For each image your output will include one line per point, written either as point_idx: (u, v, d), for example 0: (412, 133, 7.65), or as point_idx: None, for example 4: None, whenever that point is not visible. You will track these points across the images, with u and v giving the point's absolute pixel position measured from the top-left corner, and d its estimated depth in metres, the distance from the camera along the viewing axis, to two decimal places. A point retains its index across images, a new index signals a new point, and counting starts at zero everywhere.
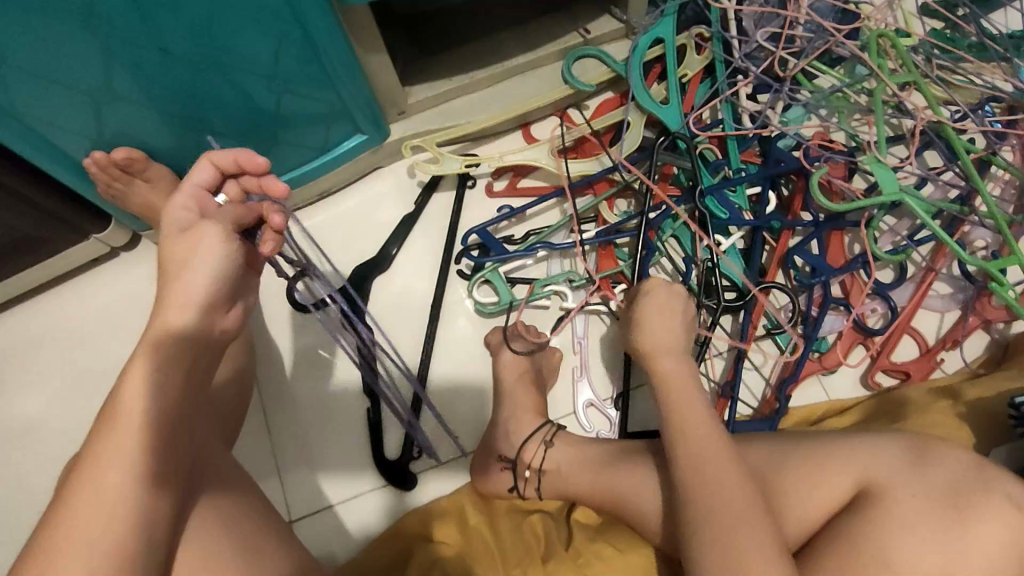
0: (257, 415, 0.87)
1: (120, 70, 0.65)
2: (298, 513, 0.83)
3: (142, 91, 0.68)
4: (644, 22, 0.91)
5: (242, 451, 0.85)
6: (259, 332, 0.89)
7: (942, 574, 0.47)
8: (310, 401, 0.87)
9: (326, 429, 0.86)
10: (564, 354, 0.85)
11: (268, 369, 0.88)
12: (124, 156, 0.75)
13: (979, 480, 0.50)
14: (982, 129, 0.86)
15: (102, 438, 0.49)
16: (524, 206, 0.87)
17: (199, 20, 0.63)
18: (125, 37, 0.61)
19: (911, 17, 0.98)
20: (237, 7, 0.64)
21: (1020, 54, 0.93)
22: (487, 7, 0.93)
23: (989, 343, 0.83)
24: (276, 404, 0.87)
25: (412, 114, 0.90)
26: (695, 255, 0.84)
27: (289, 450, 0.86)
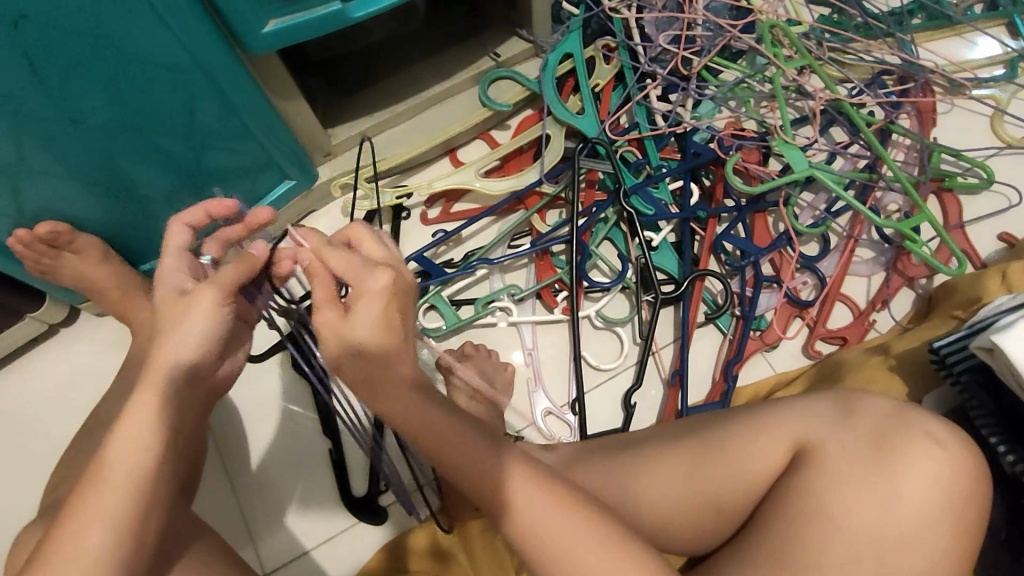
0: (217, 472, 0.86)
1: (34, 146, 0.65)
2: (272, 565, 0.82)
3: (60, 164, 0.69)
4: (551, 40, 0.95)
5: (206, 511, 0.84)
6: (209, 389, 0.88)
7: (880, 516, 0.49)
8: (272, 450, 0.87)
9: (291, 477, 0.86)
10: (517, 367, 0.86)
11: (225, 425, 0.88)
12: (48, 230, 0.74)
13: (903, 422, 0.52)
14: (877, 101, 0.91)
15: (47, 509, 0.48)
16: (458, 228, 0.89)
17: (106, 87, 0.64)
18: (32, 111, 0.62)
19: (799, 6, 1.04)
20: (142, 69, 0.65)
21: (902, 29, 1.00)
22: (398, 43, 0.96)
23: (916, 299, 0.87)
24: (236, 459, 0.86)
25: (339, 155, 0.92)
26: (629, 254, 0.86)
27: (257, 503, 0.85)
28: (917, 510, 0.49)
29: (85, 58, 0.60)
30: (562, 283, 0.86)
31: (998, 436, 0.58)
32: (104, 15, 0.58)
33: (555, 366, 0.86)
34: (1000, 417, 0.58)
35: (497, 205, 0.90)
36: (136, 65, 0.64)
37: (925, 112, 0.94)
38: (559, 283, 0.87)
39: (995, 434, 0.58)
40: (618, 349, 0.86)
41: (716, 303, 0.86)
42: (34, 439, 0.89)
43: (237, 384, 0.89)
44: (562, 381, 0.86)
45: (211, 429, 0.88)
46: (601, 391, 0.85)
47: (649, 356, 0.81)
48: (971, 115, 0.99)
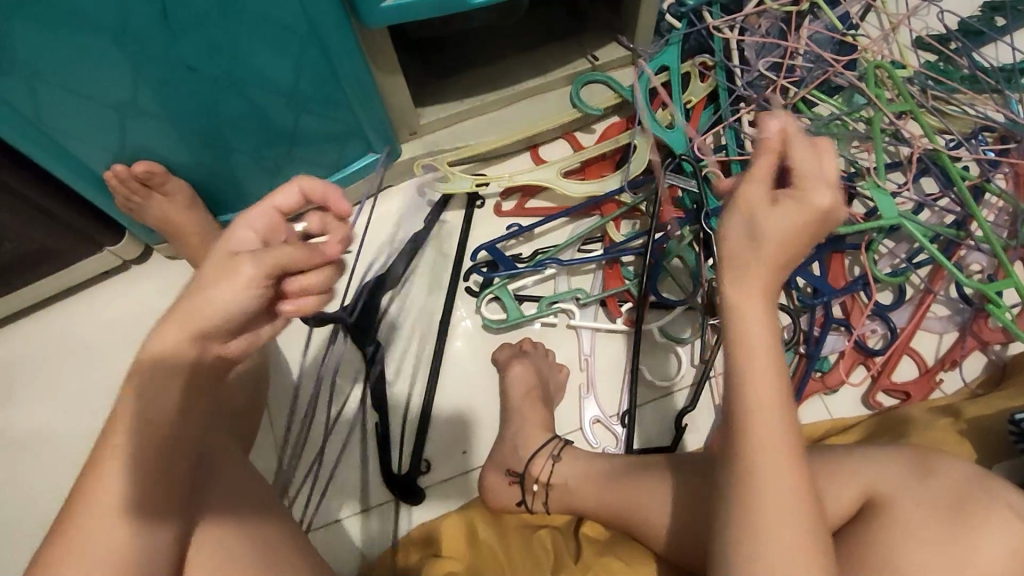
0: (270, 424, 0.88)
1: (145, 86, 0.67)
2: (311, 524, 0.84)
3: (165, 108, 0.70)
4: (650, 50, 0.94)
5: (258, 460, 0.86)
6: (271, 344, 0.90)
7: None
8: (322, 413, 0.88)
9: (336, 440, 0.87)
10: (571, 370, 0.86)
11: (283, 382, 0.89)
12: (144, 169, 0.77)
13: (981, 490, 0.51)
14: (976, 157, 0.89)
15: (131, 442, 0.50)
16: (532, 224, 0.90)
17: (224, 39, 0.65)
18: (151, 54, 0.63)
19: (905, 50, 1.01)
20: (259, 28, 0.66)
21: (1012, 86, 0.97)
22: (498, 33, 0.96)
23: (988, 363, 0.85)
24: (288, 417, 0.88)
25: (424, 136, 0.93)
26: (701, 273, 0.86)
27: (299, 461, 0.86)
28: None
29: (210, 9, 0.62)
30: (629, 294, 0.86)
31: None
32: None
33: (609, 376, 0.86)
34: None
35: (574, 207, 0.90)
36: (255, 23, 0.66)
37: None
38: (625, 294, 0.87)
39: None
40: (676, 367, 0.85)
41: (782, 339, 0.83)
42: (94, 369, 0.91)
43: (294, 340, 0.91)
44: (614, 392, 0.85)
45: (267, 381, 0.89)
46: (653, 407, 0.84)
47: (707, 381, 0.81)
48: None
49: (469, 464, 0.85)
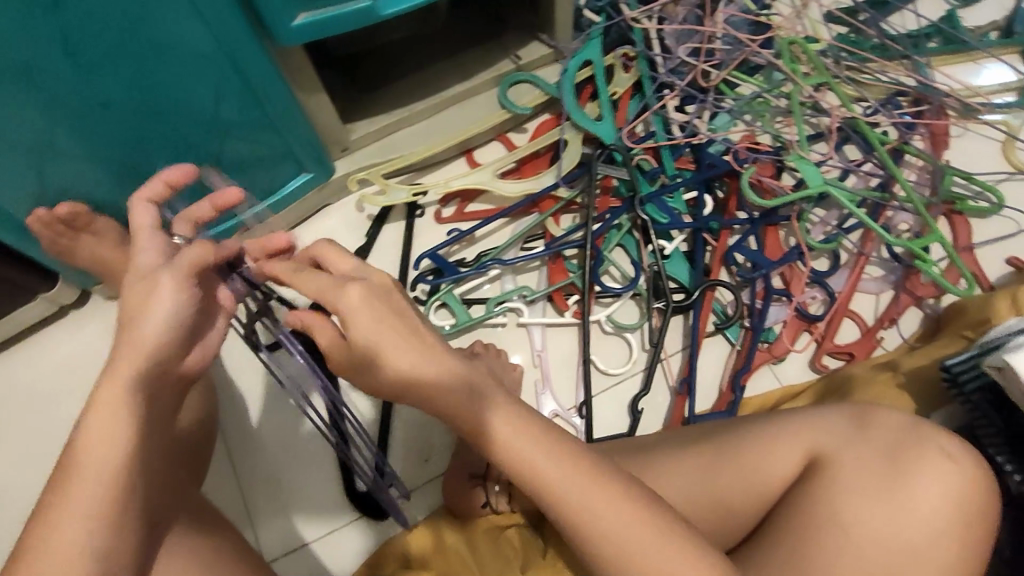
0: (224, 456, 0.86)
1: (60, 127, 0.65)
2: (276, 553, 0.82)
3: (84, 146, 0.69)
4: (572, 46, 0.96)
5: (213, 493, 0.85)
6: (219, 376, 0.88)
7: (888, 528, 0.50)
8: (279, 441, 0.87)
9: (297, 467, 0.86)
10: (526, 368, 0.86)
11: (234, 415, 0.88)
12: (67, 211, 0.73)
13: (915, 436, 0.53)
14: (892, 122, 0.93)
15: (72, 491, 0.49)
16: (472, 228, 0.90)
17: (135, 69, 0.65)
18: (60, 92, 0.62)
19: (817, 25, 1.05)
20: (171, 56, 0.66)
21: (919, 51, 1.01)
22: (420, 42, 0.97)
23: (923, 318, 0.88)
24: (241, 446, 0.87)
25: (356, 151, 0.93)
26: (642, 259, 0.87)
27: (260, 492, 0.85)
28: (928, 525, 0.50)
29: (119, 40, 0.61)
30: (574, 287, 0.87)
31: (1005, 454, 0.58)
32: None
33: (564, 369, 0.86)
34: (1009, 436, 0.58)
35: (512, 207, 0.91)
36: (167, 52, 0.65)
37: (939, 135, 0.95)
38: (571, 287, 0.88)
39: (1003, 453, 0.58)
40: (628, 354, 0.86)
41: (725, 313, 0.86)
42: (38, 418, 0.89)
43: (240, 371, 0.89)
44: (571, 384, 0.86)
45: (218, 417, 0.88)
46: (610, 395, 0.85)
47: (658, 364, 0.82)
48: (982, 139, 0.99)
49: (437, 467, 0.85)
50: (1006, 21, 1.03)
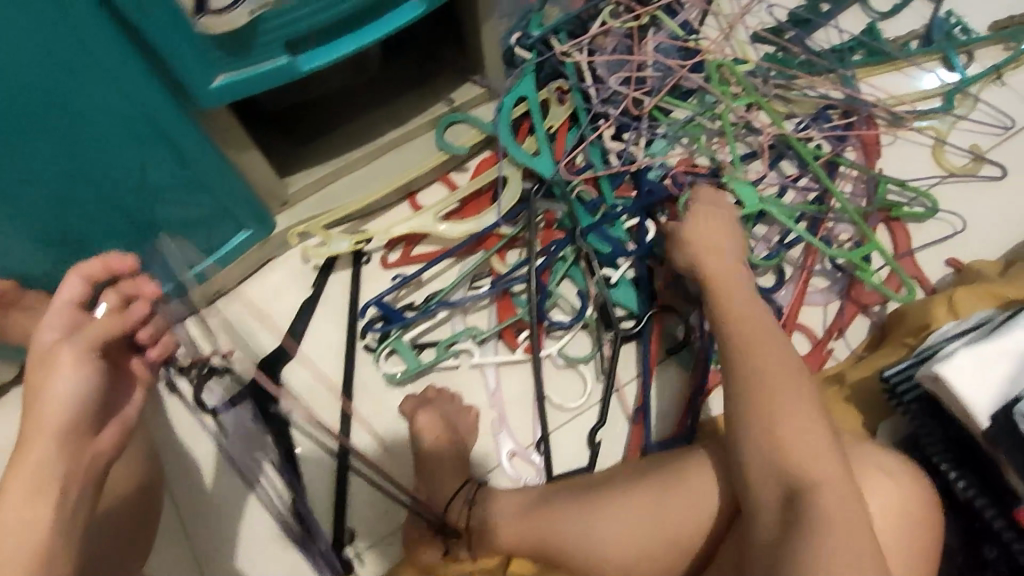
0: (172, 525, 0.84)
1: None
2: None
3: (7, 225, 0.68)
4: (505, 85, 0.97)
5: (162, 564, 0.82)
6: (166, 444, 0.86)
7: (830, 550, 0.50)
8: (230, 507, 0.85)
9: (253, 531, 0.84)
10: (481, 409, 0.85)
11: (183, 484, 0.85)
12: None
13: None
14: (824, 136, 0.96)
15: None
16: (417, 271, 0.89)
17: (50, 143, 0.64)
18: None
19: (744, 46, 1.07)
20: (88, 126, 0.66)
21: (844, 64, 1.03)
22: (354, 91, 0.97)
23: (871, 326, 0.89)
24: (190, 513, 0.84)
25: (296, 204, 0.92)
26: (589, 290, 0.87)
27: (210, 561, 0.83)
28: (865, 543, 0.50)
29: (32, 109, 0.61)
30: (523, 322, 0.86)
31: (948, 460, 0.57)
32: (54, 69, 0.59)
33: (519, 407, 0.85)
34: (949, 443, 0.57)
35: (456, 247, 0.91)
36: (83, 121, 0.65)
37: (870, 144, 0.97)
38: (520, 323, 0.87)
39: (946, 460, 0.57)
40: (583, 387, 0.85)
41: (676, 337, 0.87)
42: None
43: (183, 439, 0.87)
44: (527, 422, 0.84)
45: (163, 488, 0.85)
46: (567, 429, 0.84)
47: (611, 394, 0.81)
48: (914, 145, 1.01)
49: (395, 516, 0.83)
50: (924, 29, 1.06)
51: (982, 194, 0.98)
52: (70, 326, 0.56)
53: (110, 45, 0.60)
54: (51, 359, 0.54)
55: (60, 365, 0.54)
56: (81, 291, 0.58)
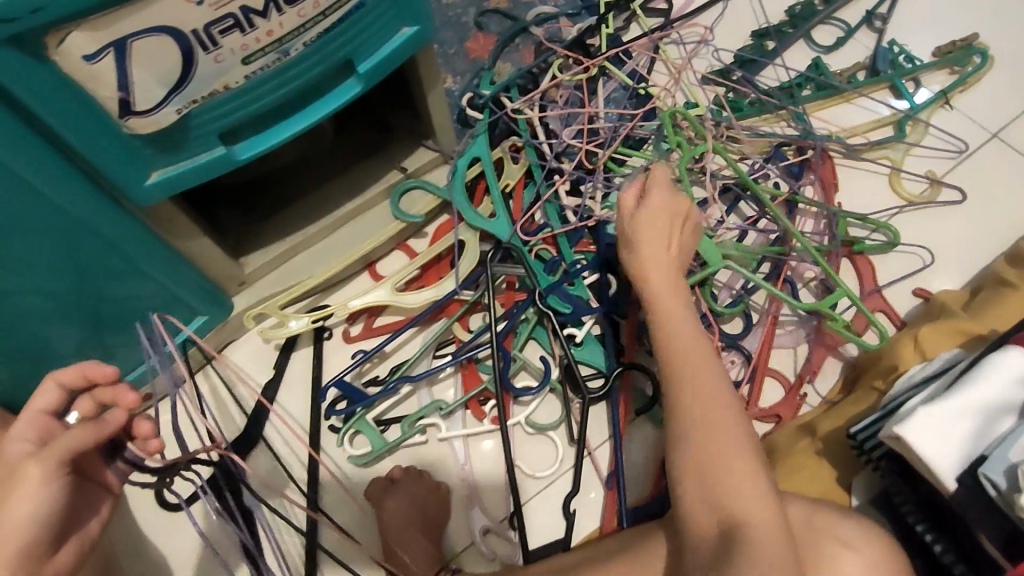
0: None
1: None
2: None
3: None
4: (457, 148, 0.96)
5: None
6: (133, 540, 0.86)
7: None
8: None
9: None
10: (452, 485, 0.83)
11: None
12: None
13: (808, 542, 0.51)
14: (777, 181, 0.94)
15: None
16: (378, 345, 0.87)
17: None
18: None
19: (694, 89, 1.08)
20: (15, 230, 0.63)
21: (794, 100, 1.04)
22: (308, 163, 0.96)
23: (843, 367, 0.87)
24: None
25: (254, 283, 0.91)
26: (553, 352, 0.86)
27: None
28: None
29: None
30: (489, 391, 0.84)
31: (924, 522, 0.56)
32: None
33: (490, 479, 0.83)
34: (922, 504, 0.57)
35: (418, 316, 0.89)
36: (22, 232, 0.64)
37: (827, 180, 0.97)
38: (486, 391, 0.85)
39: (922, 522, 0.56)
40: (554, 454, 0.83)
41: (646, 394, 0.84)
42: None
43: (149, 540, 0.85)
44: (499, 495, 0.82)
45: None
46: (541, 499, 0.81)
47: (582, 460, 0.79)
48: (870, 175, 1.01)
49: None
50: (870, 60, 1.07)
51: (942, 220, 0.98)
52: (41, 438, 0.55)
53: (31, 153, 0.58)
54: (16, 476, 0.51)
55: (18, 491, 0.50)
56: (57, 399, 0.56)
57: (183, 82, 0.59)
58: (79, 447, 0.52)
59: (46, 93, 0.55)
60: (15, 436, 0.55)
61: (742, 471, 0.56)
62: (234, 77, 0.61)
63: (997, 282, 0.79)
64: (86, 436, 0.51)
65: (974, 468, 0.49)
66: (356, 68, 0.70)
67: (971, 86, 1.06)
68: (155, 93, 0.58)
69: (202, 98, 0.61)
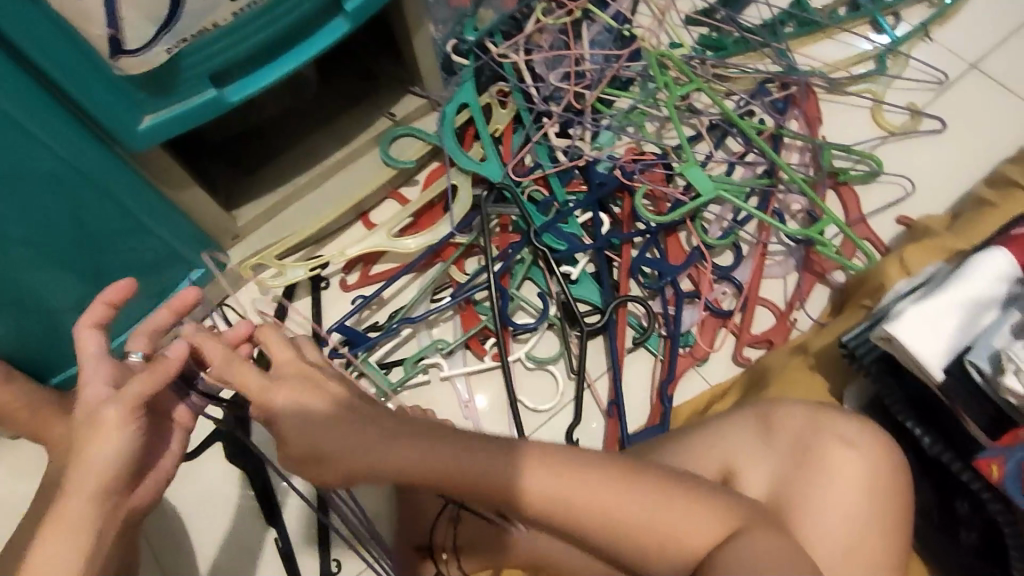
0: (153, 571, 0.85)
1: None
2: None
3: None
4: (445, 94, 0.96)
5: None
6: None
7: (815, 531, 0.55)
8: (218, 552, 0.85)
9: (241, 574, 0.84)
10: (456, 422, 0.84)
11: (164, 530, 0.86)
12: None
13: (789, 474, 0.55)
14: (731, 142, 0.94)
15: None
16: (377, 290, 0.88)
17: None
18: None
19: (678, 29, 1.08)
20: (11, 180, 0.63)
21: (777, 37, 1.05)
22: (295, 114, 0.95)
23: (832, 293, 0.90)
24: (173, 558, 0.85)
25: (248, 235, 0.91)
26: (549, 289, 0.87)
27: None
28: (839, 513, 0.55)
29: None
30: (488, 330, 0.86)
31: (912, 418, 0.60)
32: None
33: (492, 415, 0.85)
34: (911, 401, 0.60)
35: (414, 261, 0.90)
36: (18, 182, 0.64)
37: (812, 113, 0.99)
38: (485, 330, 0.87)
39: (910, 417, 0.60)
40: (555, 387, 0.85)
41: (642, 326, 0.86)
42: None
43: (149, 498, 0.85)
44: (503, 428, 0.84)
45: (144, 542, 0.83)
46: (544, 431, 0.84)
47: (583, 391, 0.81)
48: (853, 109, 1.03)
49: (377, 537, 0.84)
50: None
51: (924, 150, 1.00)
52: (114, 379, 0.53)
53: (27, 101, 0.59)
54: (95, 420, 0.50)
55: (102, 427, 0.50)
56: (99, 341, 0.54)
57: (173, 19, 0.58)
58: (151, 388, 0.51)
59: (39, 34, 0.55)
60: (88, 379, 0.52)
61: (697, 523, 0.50)
62: (224, 14, 0.60)
63: (979, 202, 0.82)
64: (154, 376, 0.51)
65: (962, 360, 0.52)
66: (343, 6, 0.69)
67: (949, 18, 1.07)
68: (145, 31, 0.57)
69: (191, 36, 0.61)
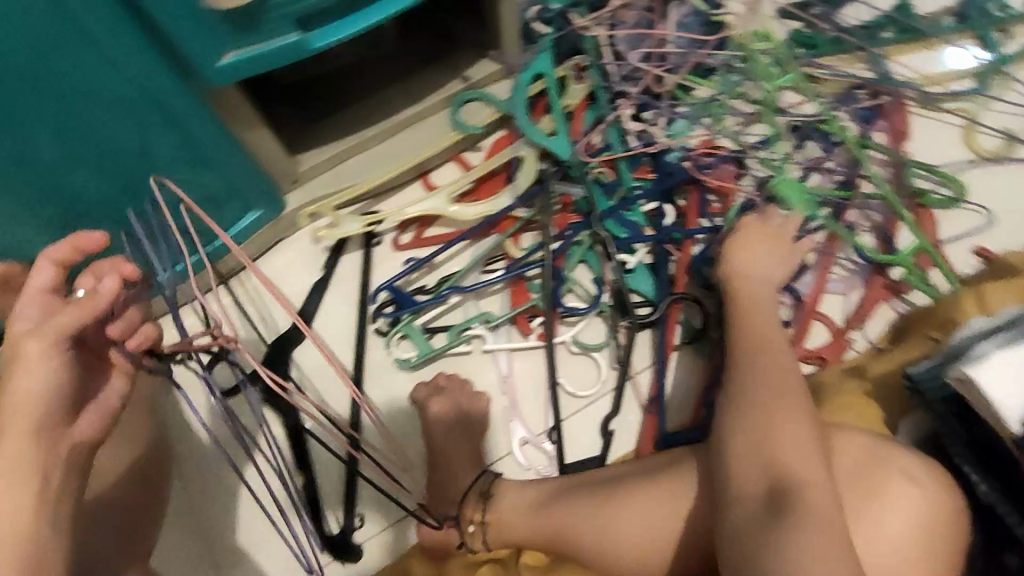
0: (180, 507, 0.86)
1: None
2: None
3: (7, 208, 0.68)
4: (521, 62, 0.93)
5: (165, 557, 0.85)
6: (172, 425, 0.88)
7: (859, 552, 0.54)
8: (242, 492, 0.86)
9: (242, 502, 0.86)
10: (492, 396, 0.84)
11: (192, 467, 0.87)
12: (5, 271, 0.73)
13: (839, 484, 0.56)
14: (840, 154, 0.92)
15: None
16: (430, 254, 0.87)
17: (47, 123, 0.63)
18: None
19: (770, 21, 1.03)
20: (80, 96, 0.63)
21: (874, 42, 1.00)
22: (367, 64, 0.94)
23: (894, 318, 0.87)
24: (199, 496, 0.86)
25: (307, 182, 0.90)
26: (604, 276, 0.85)
27: (219, 532, 0.86)
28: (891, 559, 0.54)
29: (33, 89, 0.60)
30: (537, 309, 0.84)
31: (970, 464, 0.59)
32: (53, 52, 0.58)
33: (530, 394, 0.84)
34: (971, 445, 0.59)
35: (471, 229, 0.89)
36: (87, 98, 0.64)
37: (900, 128, 0.94)
38: (534, 309, 0.85)
39: (968, 462, 0.59)
40: (596, 374, 0.84)
41: (693, 326, 0.84)
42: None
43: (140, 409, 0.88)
44: (539, 409, 0.83)
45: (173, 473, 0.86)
46: (580, 417, 0.83)
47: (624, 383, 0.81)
48: (944, 128, 0.98)
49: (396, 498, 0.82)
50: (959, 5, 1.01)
51: (1015, 179, 0.95)
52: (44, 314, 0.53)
53: (107, 19, 0.58)
54: (17, 350, 0.50)
55: (26, 362, 0.50)
56: (55, 280, 0.54)
57: None
58: (78, 322, 0.51)
59: None
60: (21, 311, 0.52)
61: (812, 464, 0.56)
62: None
63: None
64: (85, 311, 0.51)
65: None
66: None
67: None
68: None
69: None
